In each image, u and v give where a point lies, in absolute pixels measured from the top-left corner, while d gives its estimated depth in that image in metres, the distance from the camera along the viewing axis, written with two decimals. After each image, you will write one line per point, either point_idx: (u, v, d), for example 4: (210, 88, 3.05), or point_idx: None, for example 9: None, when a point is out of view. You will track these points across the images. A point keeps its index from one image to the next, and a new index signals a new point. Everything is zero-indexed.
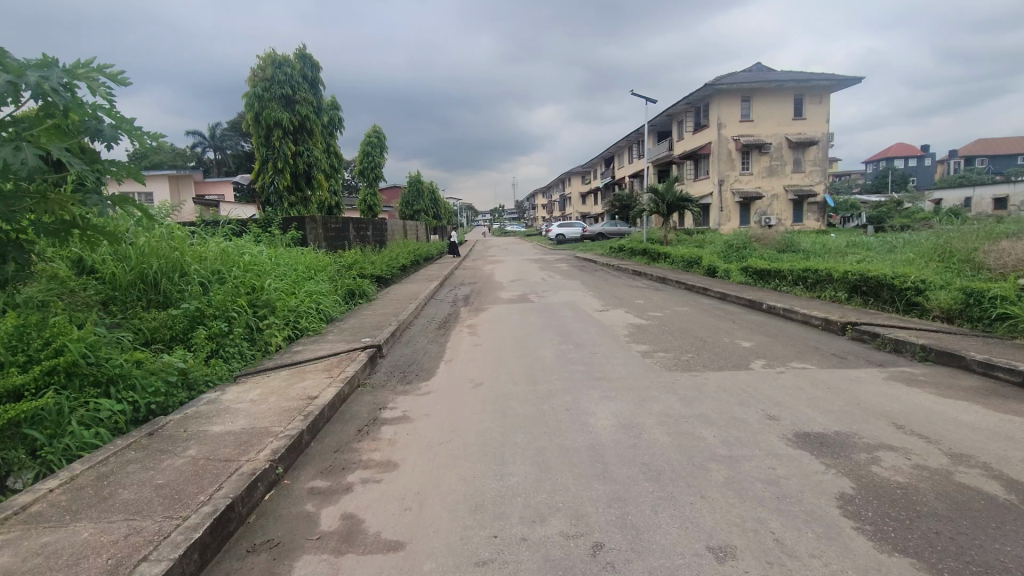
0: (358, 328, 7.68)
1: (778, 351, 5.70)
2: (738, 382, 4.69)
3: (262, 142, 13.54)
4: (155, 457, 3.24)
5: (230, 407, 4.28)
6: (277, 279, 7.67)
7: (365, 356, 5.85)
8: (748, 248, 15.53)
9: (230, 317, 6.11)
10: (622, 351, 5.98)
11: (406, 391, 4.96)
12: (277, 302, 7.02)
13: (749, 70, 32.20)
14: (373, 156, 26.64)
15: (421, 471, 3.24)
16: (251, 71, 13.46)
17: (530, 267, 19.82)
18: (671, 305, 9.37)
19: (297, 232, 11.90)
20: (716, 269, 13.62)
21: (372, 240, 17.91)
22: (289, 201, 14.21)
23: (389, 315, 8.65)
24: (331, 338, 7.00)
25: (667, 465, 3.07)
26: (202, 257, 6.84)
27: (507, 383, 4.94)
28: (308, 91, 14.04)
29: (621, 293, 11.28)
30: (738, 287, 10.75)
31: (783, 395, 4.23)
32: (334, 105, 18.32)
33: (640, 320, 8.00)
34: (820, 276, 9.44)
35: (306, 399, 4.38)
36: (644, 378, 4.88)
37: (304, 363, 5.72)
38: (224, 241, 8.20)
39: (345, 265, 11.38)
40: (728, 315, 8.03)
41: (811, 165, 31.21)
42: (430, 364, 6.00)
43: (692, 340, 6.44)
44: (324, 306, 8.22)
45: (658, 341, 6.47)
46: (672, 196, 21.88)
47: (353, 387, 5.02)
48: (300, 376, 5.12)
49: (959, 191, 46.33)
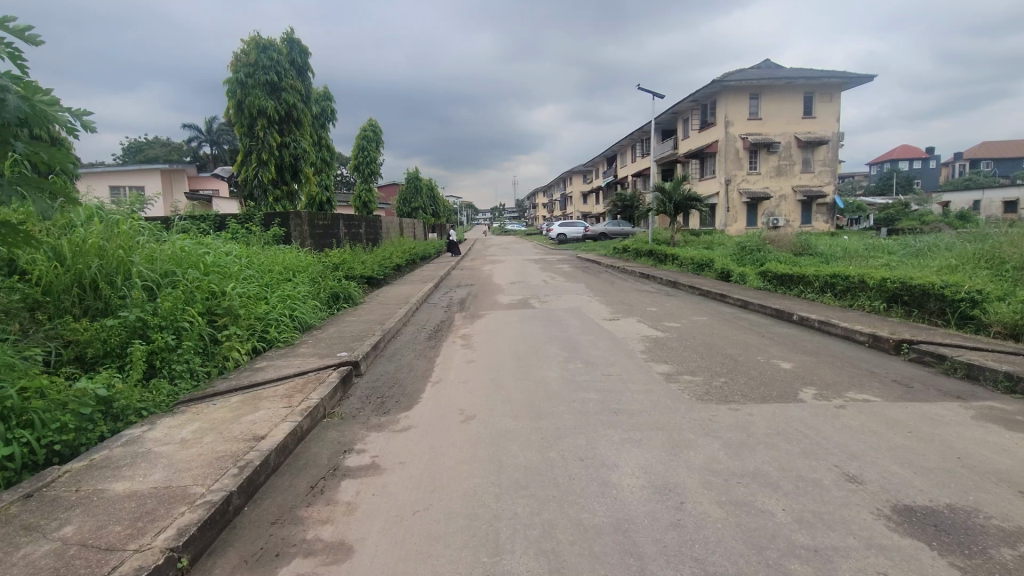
0: (337, 338, 6.77)
1: (828, 376, 4.78)
2: (792, 420, 3.77)
3: (245, 131, 12.61)
4: (11, 541, 2.33)
5: (150, 451, 3.36)
6: (245, 282, 6.76)
7: (336, 376, 4.93)
8: (763, 251, 14.62)
9: (180, 328, 5.21)
10: (641, 373, 5.06)
11: (380, 425, 4.04)
12: (242, 310, 6.10)
13: (758, 66, 31.27)
14: (368, 150, 25.66)
15: (383, 563, 2.33)
16: (234, 55, 12.46)
17: (530, 267, 18.97)
18: (688, 313, 8.44)
19: (280, 230, 11.01)
20: (730, 273, 12.71)
21: (365, 238, 17.00)
22: (274, 195, 13.27)
23: (375, 323, 7.75)
24: (304, 352, 6.08)
25: (730, 567, 2.16)
26: (155, 257, 5.91)
27: (505, 416, 4.03)
28: (296, 78, 13.08)
29: (631, 298, 10.35)
30: (759, 294, 9.84)
31: (858, 443, 3.31)
32: (326, 96, 17.45)
33: (656, 332, 7.07)
34: (853, 284, 8.53)
35: (249, 441, 3.47)
36: (673, 413, 3.96)
37: (262, 385, 4.79)
38: (187, 238, 7.25)
39: (330, 266, 10.51)
40: (755, 327, 7.12)
41: (821, 165, 30.30)
42: (415, 386, 5.09)
43: (721, 359, 5.53)
44: (300, 312, 7.31)
45: (681, 360, 5.54)
46: (680, 196, 20.94)
47: (316, 420, 4.10)
48: (254, 405, 4.21)
49: (968, 194, 45.46)
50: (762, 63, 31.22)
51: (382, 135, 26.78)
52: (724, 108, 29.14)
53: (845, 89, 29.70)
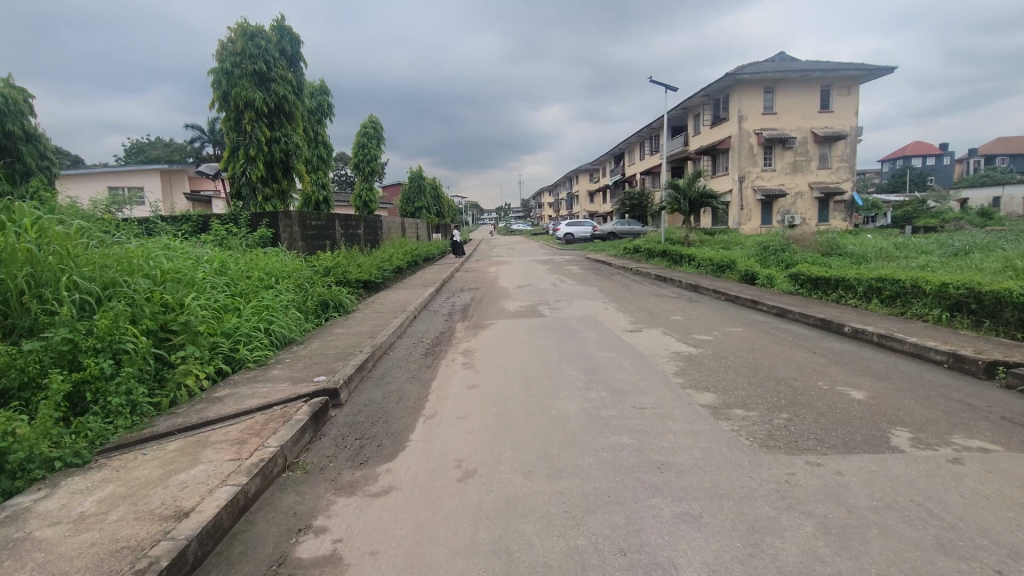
0: (319, 356, 5.86)
1: (917, 412, 3.81)
2: (901, 482, 2.81)
3: (231, 125, 11.74)
4: None
5: (27, 537, 2.45)
6: (213, 291, 5.86)
7: (306, 411, 4.01)
8: (789, 251, 13.65)
9: (121, 350, 4.31)
10: (680, 406, 4.10)
11: (353, 485, 3.10)
12: (205, 325, 5.18)
13: (773, 59, 30.23)
14: (369, 147, 24.76)
15: None
16: (220, 43, 11.60)
17: (537, 269, 18.03)
18: (719, 323, 7.46)
19: (267, 231, 10.13)
20: (755, 276, 11.74)
21: (363, 240, 16.14)
22: (263, 194, 12.42)
23: (365, 336, 6.83)
24: (277, 375, 5.16)
25: None
26: (103, 263, 5.00)
27: (513, 474, 3.10)
28: (286, 68, 12.21)
29: (650, 305, 9.37)
30: (793, 300, 8.89)
31: (1012, 530, 2.35)
32: (323, 90, 16.62)
33: (687, 347, 6.10)
34: (905, 289, 7.58)
35: (167, 521, 2.55)
36: (734, 471, 3.00)
37: (214, 424, 3.87)
38: (150, 241, 6.32)
39: (320, 271, 9.61)
40: (801, 341, 6.17)
41: (839, 161, 29.16)
42: (403, 421, 4.15)
43: (774, 384, 4.58)
44: (279, 324, 6.42)
45: (725, 386, 4.59)
46: (694, 193, 19.92)
47: (271, 478, 3.17)
48: (194, 457, 3.29)
49: (988, 190, 44.15)
50: (777, 56, 30.17)
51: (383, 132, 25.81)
52: (738, 103, 28.14)
53: (863, 81, 28.60)
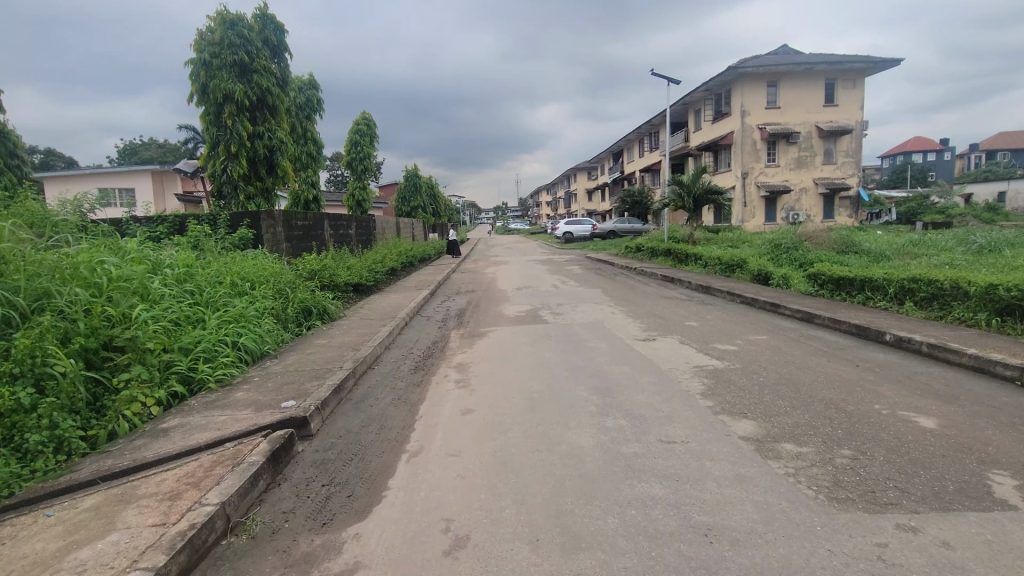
0: (292, 373, 5.14)
1: (1011, 448, 3.12)
2: None
3: (211, 119, 11.01)
4: None
5: None
6: (171, 300, 5.14)
7: (262, 450, 3.29)
8: (802, 248, 12.96)
9: (46, 375, 3.60)
10: (717, 441, 3.39)
11: (308, 561, 2.38)
12: (157, 341, 4.47)
13: (776, 52, 29.57)
14: (362, 145, 24.00)
15: None
16: (198, 32, 10.88)
17: (537, 269, 17.33)
18: (741, 331, 6.74)
19: (247, 232, 9.43)
20: (769, 276, 11.04)
21: (355, 241, 15.43)
22: (246, 192, 11.66)
23: (347, 348, 6.12)
24: (240, 399, 4.43)
25: None
26: (35, 270, 4.27)
27: (515, 544, 2.38)
28: (269, 59, 11.48)
29: (661, 308, 8.68)
30: (816, 302, 8.20)
31: None
32: (312, 83, 15.88)
33: (710, 360, 5.37)
34: (945, 291, 6.90)
35: None
36: (806, 540, 2.30)
37: (149, 469, 3.15)
38: (103, 245, 5.59)
39: (304, 275, 8.90)
40: (838, 352, 5.47)
41: (845, 156, 28.46)
42: (382, 460, 3.44)
43: (824, 408, 3.88)
44: (250, 336, 5.70)
45: (766, 411, 3.89)
46: (698, 189, 19.19)
47: (203, 551, 2.45)
48: (108, 520, 2.57)
49: (994, 185, 43.52)
50: (780, 49, 29.52)
51: (377, 129, 25.04)
52: (740, 97, 27.47)
53: (869, 74, 27.93)
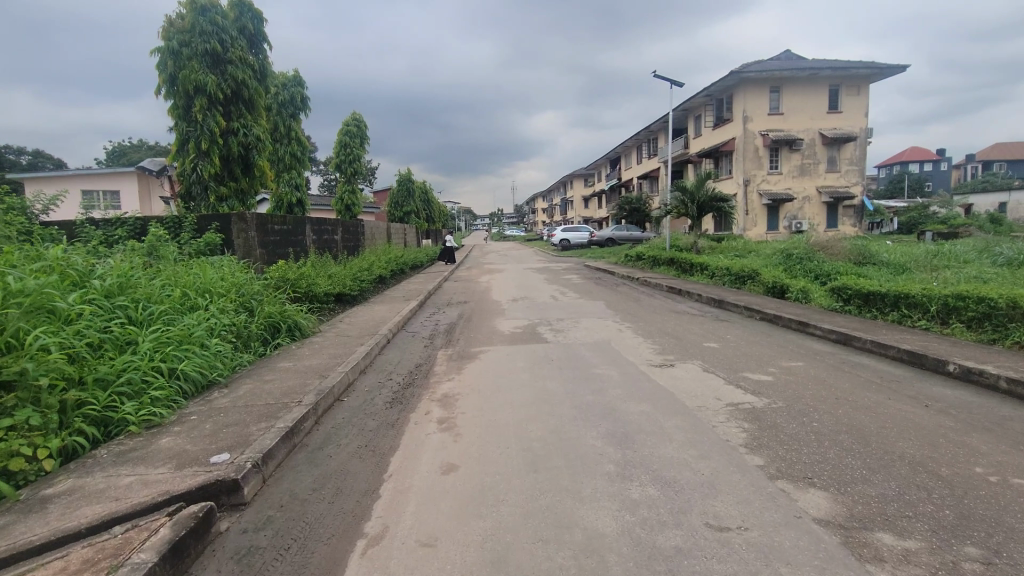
0: (237, 410, 4.19)
1: None
2: None
3: (180, 114, 10.09)
4: None
5: None
6: (88, 320, 4.21)
7: (159, 541, 2.36)
8: (818, 259, 12.13)
9: None
10: (787, 527, 2.48)
11: None
12: (60, 374, 3.53)
13: (778, 58, 28.98)
14: (351, 147, 23.08)
15: None
16: (167, 20, 9.98)
17: (533, 278, 16.45)
18: (771, 355, 5.84)
19: (215, 237, 8.52)
20: (786, 288, 10.18)
21: (341, 247, 14.51)
22: (217, 193, 10.70)
23: (312, 375, 5.17)
24: (162, 449, 3.49)
25: None
26: None
27: None
28: (245, 49, 10.57)
29: (673, 326, 7.78)
30: (848, 321, 7.33)
31: None
32: (298, 80, 14.97)
33: (745, 396, 4.47)
34: (1001, 311, 6.04)
35: None
36: None
37: None
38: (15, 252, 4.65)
39: (275, 286, 7.99)
40: (896, 386, 4.58)
41: (849, 164, 27.77)
42: (330, 550, 2.51)
43: (913, 474, 2.98)
44: (193, 361, 4.76)
45: (840, 476, 2.98)
46: (702, 195, 18.33)
47: None
48: None
49: (993, 196, 43.14)
50: (782, 55, 28.90)
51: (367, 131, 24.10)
52: (742, 102, 26.77)
53: (873, 80, 27.30)
